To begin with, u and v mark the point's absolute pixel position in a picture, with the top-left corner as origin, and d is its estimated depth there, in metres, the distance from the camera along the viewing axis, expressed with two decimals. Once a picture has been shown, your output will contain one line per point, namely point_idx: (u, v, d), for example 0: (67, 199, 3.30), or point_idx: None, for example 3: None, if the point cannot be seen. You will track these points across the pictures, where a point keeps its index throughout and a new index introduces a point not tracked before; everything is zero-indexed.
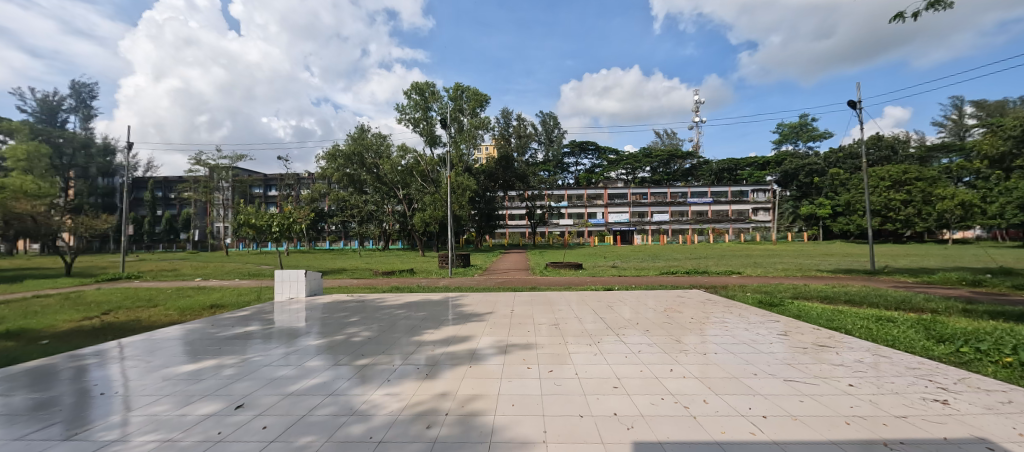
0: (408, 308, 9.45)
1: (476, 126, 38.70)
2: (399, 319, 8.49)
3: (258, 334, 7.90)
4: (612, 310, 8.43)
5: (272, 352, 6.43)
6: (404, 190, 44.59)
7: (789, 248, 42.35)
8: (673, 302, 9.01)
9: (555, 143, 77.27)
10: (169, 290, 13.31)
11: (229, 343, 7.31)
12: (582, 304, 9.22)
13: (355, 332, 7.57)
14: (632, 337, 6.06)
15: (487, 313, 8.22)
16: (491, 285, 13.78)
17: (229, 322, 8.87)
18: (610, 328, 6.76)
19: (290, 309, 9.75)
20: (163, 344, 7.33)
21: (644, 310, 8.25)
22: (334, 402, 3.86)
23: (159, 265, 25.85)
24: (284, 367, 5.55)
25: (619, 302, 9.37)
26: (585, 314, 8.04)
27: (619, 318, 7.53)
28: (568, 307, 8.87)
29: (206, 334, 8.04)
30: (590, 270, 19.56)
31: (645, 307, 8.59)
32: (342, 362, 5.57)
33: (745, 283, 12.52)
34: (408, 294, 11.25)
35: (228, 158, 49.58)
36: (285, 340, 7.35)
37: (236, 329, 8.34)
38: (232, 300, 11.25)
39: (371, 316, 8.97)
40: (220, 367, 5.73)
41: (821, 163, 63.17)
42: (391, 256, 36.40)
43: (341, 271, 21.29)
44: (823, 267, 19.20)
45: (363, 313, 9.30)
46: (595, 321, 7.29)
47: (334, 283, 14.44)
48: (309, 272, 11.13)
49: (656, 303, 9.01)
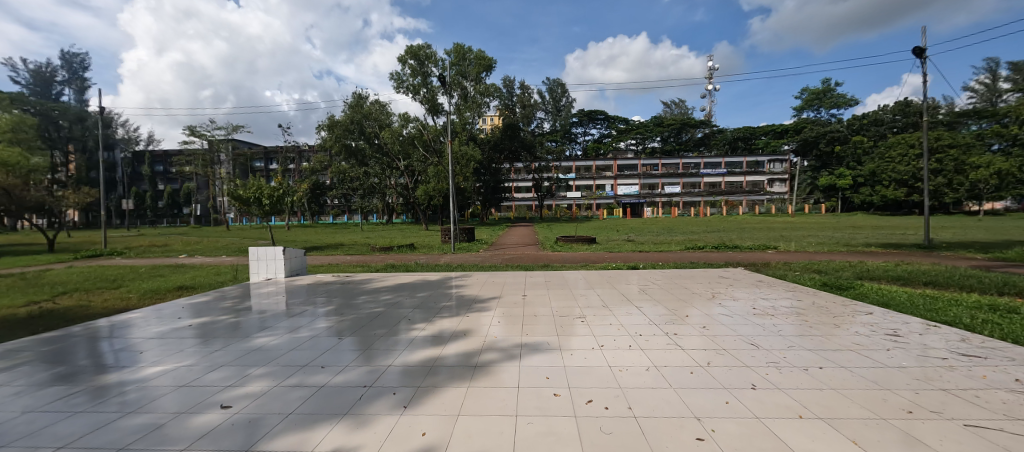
0: (402, 293, 7.93)
1: (481, 93, 36.25)
2: (390, 306, 7.00)
3: (212, 328, 6.17)
4: (645, 293, 6.92)
5: (217, 354, 4.72)
6: (405, 161, 42.66)
7: (810, 220, 40.25)
8: (716, 284, 7.47)
9: (562, 113, 74.03)
10: (143, 268, 12.03)
11: (171, 339, 5.62)
12: (606, 286, 7.69)
13: (331, 323, 6.11)
14: (683, 335, 4.48)
15: (492, 299, 6.70)
16: (498, 262, 12.36)
17: (187, 310, 7.33)
18: (649, 320, 5.16)
19: (265, 294, 8.29)
20: (89, 339, 5.71)
21: (685, 296, 6.69)
22: (299, 425, 2.70)
23: (150, 241, 24.82)
24: (267, 358, 4.49)
25: (649, 284, 7.86)
26: (613, 298, 6.52)
27: (657, 306, 5.93)
28: (591, 290, 7.33)
29: (149, 326, 6.42)
30: (604, 245, 17.94)
31: (685, 291, 7.00)
32: (332, 354, 4.43)
33: (789, 260, 10.88)
34: (403, 275, 9.73)
35: (224, 129, 47.64)
36: (248, 335, 5.67)
37: (195, 317, 6.87)
38: (204, 281, 9.90)
39: (358, 302, 7.46)
40: (133, 377, 4.01)
41: (844, 130, 59.61)
42: (392, 229, 35.27)
43: (338, 246, 20.04)
44: (863, 241, 17.40)
45: (351, 298, 7.84)
46: (630, 310, 5.74)
47: (324, 261, 12.99)
48: (288, 249, 9.65)
49: (698, 286, 7.43)
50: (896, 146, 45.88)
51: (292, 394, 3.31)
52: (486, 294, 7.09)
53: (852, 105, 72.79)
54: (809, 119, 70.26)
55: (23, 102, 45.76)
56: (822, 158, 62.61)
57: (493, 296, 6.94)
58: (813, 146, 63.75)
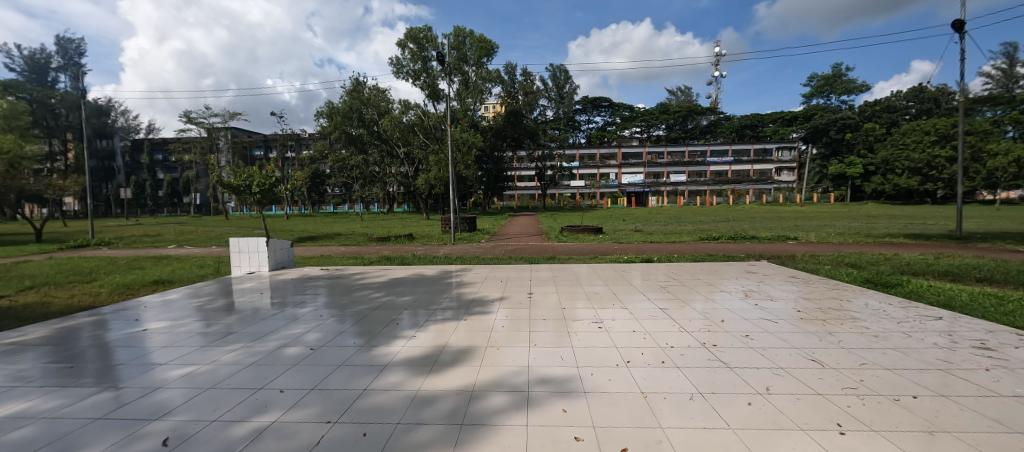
0: (395, 289, 7.12)
1: (483, 78, 34.98)
2: (379, 303, 6.16)
3: (166, 333, 5.15)
4: (669, 291, 6.04)
5: (157, 366, 3.76)
6: (404, 148, 41.57)
7: (821, 209, 39.31)
8: (747, 280, 6.62)
9: (565, 100, 72.32)
10: (122, 261, 11.32)
11: (113, 347, 4.61)
12: (622, 282, 6.82)
13: (310, 322, 5.29)
14: (728, 349, 3.66)
15: (494, 300, 5.83)
16: (501, 254, 11.56)
17: (146, 311, 6.32)
18: (681, 326, 4.32)
19: (244, 290, 7.48)
20: (26, 344, 4.85)
21: (717, 294, 5.79)
22: None
23: (141, 231, 24.15)
24: (222, 366, 3.63)
25: (669, 279, 7.00)
26: (634, 297, 5.67)
27: (686, 307, 5.08)
28: (607, 287, 6.46)
29: (98, 329, 5.46)
30: (612, 236, 17.10)
31: (713, 288, 6.16)
32: (303, 365, 3.58)
33: (817, 253, 10.03)
34: (398, 268, 8.93)
35: (219, 116, 46.54)
36: (204, 341, 4.66)
37: (153, 319, 5.88)
38: (184, 275, 9.17)
39: (345, 299, 6.63)
40: (45, 398, 3.13)
41: (856, 117, 57.92)
42: (393, 219, 34.59)
43: (335, 236, 19.32)
44: (886, 232, 16.47)
45: (337, 295, 7.02)
46: (655, 312, 4.90)
47: (316, 252, 12.24)
48: (273, 240, 8.85)
49: (726, 282, 6.58)
50: (912, 133, 44.36)
51: (232, 432, 2.44)
52: (487, 294, 6.25)
53: (865, 91, 70.65)
54: (819, 106, 68.38)
55: (17, 89, 44.84)
56: (832, 146, 61.02)
57: (496, 296, 6.09)
58: (823, 133, 62.13)
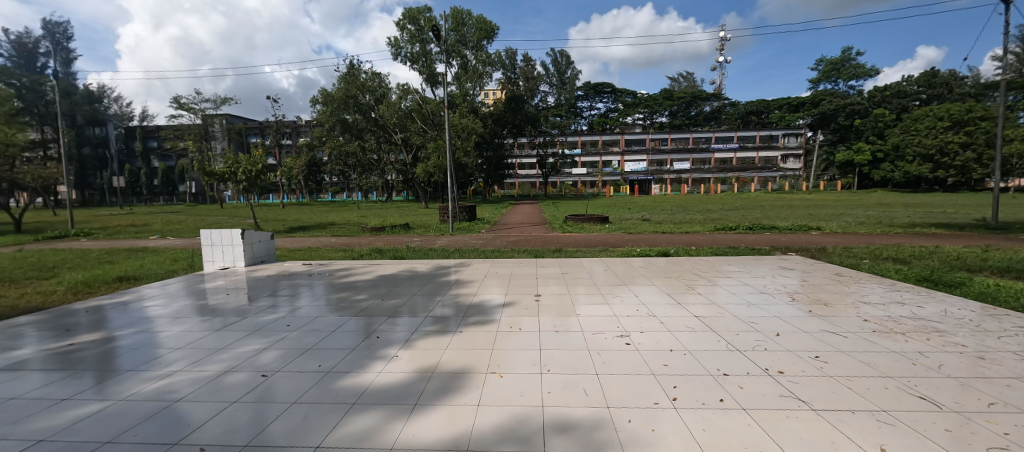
0: (383, 289, 6.25)
1: (483, 62, 33.62)
2: (361, 308, 5.24)
3: (93, 349, 4.11)
4: (701, 293, 5.14)
5: (62, 399, 2.90)
6: (402, 134, 40.30)
7: (829, 198, 38.33)
8: (787, 279, 5.74)
9: (567, 86, 70.45)
10: (93, 254, 10.46)
11: (25, 365, 3.69)
12: (643, 283, 5.91)
13: (278, 330, 4.44)
14: (804, 382, 2.75)
15: (494, 307, 4.90)
16: (502, 246, 10.73)
17: (91, 315, 5.42)
18: (729, 344, 3.43)
19: (212, 290, 6.58)
20: None
21: (760, 297, 4.88)
22: None
23: (128, 221, 23.24)
24: (141, 404, 2.76)
25: (694, 278, 6.11)
26: (661, 302, 4.80)
27: (727, 316, 4.19)
28: (626, 289, 5.55)
29: (24, 338, 4.55)
30: (619, 226, 16.21)
31: (750, 289, 5.27)
32: (247, 402, 2.73)
33: (847, 245, 9.19)
34: (389, 262, 8.06)
35: (211, 102, 45.09)
36: (132, 362, 3.64)
37: (88, 329, 4.82)
38: (154, 270, 8.32)
39: (324, 302, 5.70)
40: None
41: (865, 103, 56.33)
42: (391, 208, 33.76)
43: (328, 226, 18.46)
44: (909, 221, 15.59)
45: (316, 295, 6.12)
46: (692, 323, 4.02)
47: (303, 245, 11.37)
48: (249, 232, 7.97)
49: (764, 281, 5.68)
50: (925, 118, 41.28)
51: None
52: (486, 298, 5.34)
53: (874, 76, 68.78)
54: (827, 91, 66.64)
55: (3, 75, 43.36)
56: (839, 132, 59.44)
57: (497, 301, 5.18)
58: (831, 119, 60.64)
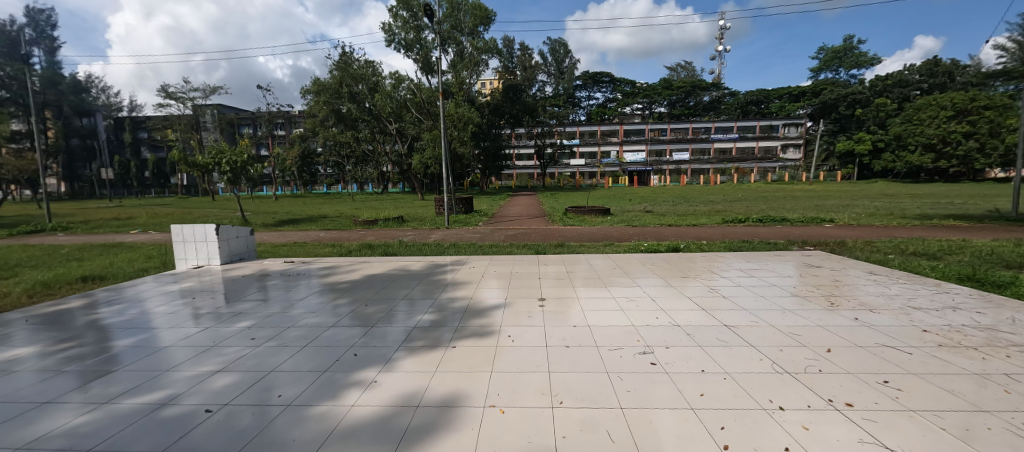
0: (368, 291, 5.57)
1: (479, 49, 32.46)
2: (339, 313, 4.54)
3: (19, 364, 3.42)
4: (726, 296, 4.53)
5: None
6: (396, 124, 39.25)
7: (831, 188, 37.85)
8: (817, 280, 5.14)
9: (566, 75, 69.10)
10: (63, 250, 9.78)
11: None
12: (658, 283, 5.27)
13: (246, 338, 3.81)
14: (894, 421, 2.15)
15: (491, 313, 4.24)
16: (502, 240, 10.14)
17: (34, 321, 4.72)
18: (779, 366, 2.83)
19: (180, 292, 5.89)
20: None
21: (794, 302, 4.29)
22: None
23: (113, 214, 22.49)
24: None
25: (715, 277, 5.46)
26: (683, 307, 4.19)
27: (766, 326, 3.59)
28: (640, 290, 4.93)
29: None
30: (621, 218, 15.62)
31: (781, 291, 4.66)
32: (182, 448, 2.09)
33: (867, 239, 8.67)
34: (378, 260, 7.43)
35: (200, 91, 43.85)
36: (54, 385, 2.94)
37: (24, 340, 4.12)
38: (123, 269, 7.67)
39: (298, 306, 4.96)
40: None
41: (867, 92, 55.59)
42: (386, 200, 33.09)
43: (319, 219, 17.80)
44: (920, 212, 15.15)
45: (293, 298, 5.43)
46: (725, 334, 3.43)
47: (289, 240, 10.70)
48: (226, 228, 7.32)
49: (793, 281, 5.09)
50: (927, 107, 39.09)
51: None
52: (480, 302, 4.64)
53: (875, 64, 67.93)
54: (828, 81, 65.79)
55: None
56: (840, 122, 58.79)
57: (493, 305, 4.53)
58: (832, 109, 59.96)
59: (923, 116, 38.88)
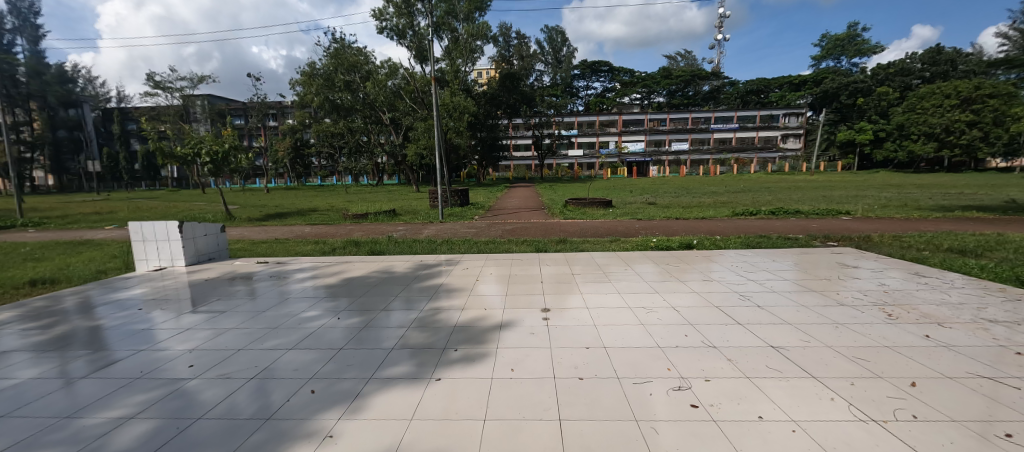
0: (345, 297, 4.84)
1: (474, 35, 31.26)
2: (304, 326, 3.81)
3: None
4: (761, 306, 3.85)
5: None
6: (390, 113, 38.15)
7: (833, 178, 37.32)
8: (862, 285, 4.46)
9: (563, 65, 67.67)
10: (23, 249, 8.99)
11: None
12: (676, 287, 4.57)
13: (182, 363, 3.06)
14: None
15: (485, 329, 3.53)
16: (499, 235, 9.47)
17: None
18: (867, 415, 2.12)
19: (130, 298, 5.13)
20: None
21: (845, 314, 3.60)
22: None
23: (95, 208, 21.64)
24: None
25: (743, 280, 4.75)
26: (713, 320, 3.52)
27: (824, 350, 2.90)
28: (660, 296, 4.22)
29: None
30: (624, 210, 14.94)
31: (826, 300, 3.96)
32: None
33: (892, 234, 8.06)
34: (362, 260, 6.72)
35: (188, 80, 42.59)
36: None
37: None
38: (79, 271, 6.90)
39: (258, 316, 4.19)
40: None
41: (869, 81, 54.74)
42: (381, 192, 32.35)
43: (309, 212, 17.02)
44: (935, 203, 14.52)
45: (258, 307, 4.65)
46: (775, 361, 2.76)
47: (270, 236, 9.94)
48: (192, 224, 6.55)
49: (835, 287, 4.40)
50: (930, 96, 38.56)
51: None
52: (472, 315, 3.93)
53: (877, 53, 66.93)
54: (829, 70, 64.77)
55: None
56: (841, 112, 58.09)
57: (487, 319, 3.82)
58: (833, 98, 59.17)
59: (927, 105, 38.23)
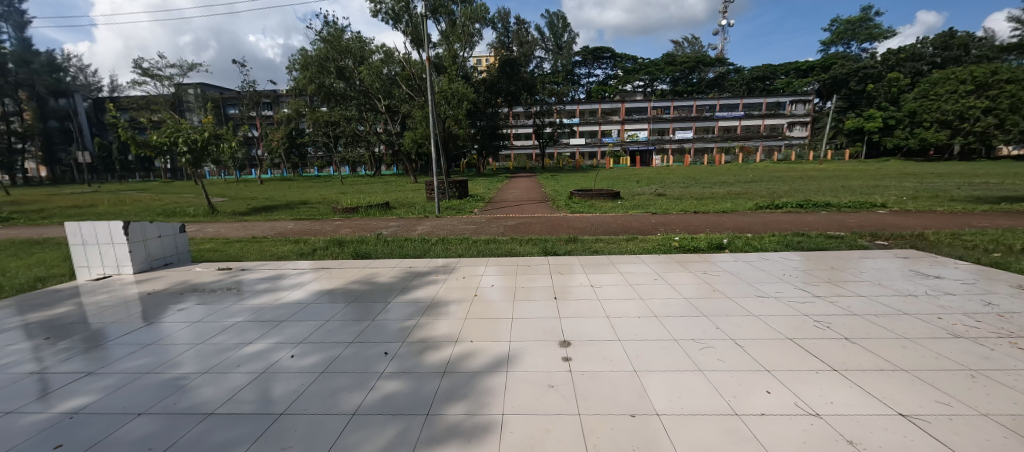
0: (305, 316, 3.79)
1: (472, 19, 29.79)
2: (241, 368, 2.80)
3: None
4: (852, 340, 2.89)
5: None
6: (385, 100, 36.62)
7: (843, 167, 36.21)
8: (964, 305, 3.49)
9: (564, 51, 65.59)
10: None
11: None
12: (729, 307, 3.54)
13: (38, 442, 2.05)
14: None
15: (482, 380, 2.53)
16: (501, 232, 8.52)
17: None
18: None
19: (47, 318, 4.13)
20: None
21: (971, 354, 2.65)
22: None
23: (76, 201, 20.59)
24: None
25: (809, 297, 3.73)
26: (799, 366, 2.54)
27: (998, 432, 1.90)
28: (713, 324, 3.21)
29: None
30: (634, 202, 13.97)
31: (932, 331, 3.00)
32: None
33: (944, 231, 7.14)
34: (343, 267, 5.76)
35: (177, 67, 41.06)
36: None
37: None
38: (14, 278, 5.96)
39: (191, 349, 3.21)
40: None
41: (879, 66, 52.95)
42: (378, 183, 31.29)
43: (299, 205, 16.06)
44: (967, 194, 13.51)
45: (198, 330, 3.66)
46: (921, 447, 1.82)
47: (248, 234, 9.01)
48: (142, 224, 5.60)
49: (931, 308, 3.43)
50: (944, 82, 37.28)
51: None
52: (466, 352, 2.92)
53: (888, 38, 64.87)
54: (839, 55, 62.74)
55: None
56: (851, 98, 56.41)
57: (489, 359, 2.82)
58: (842, 85, 57.48)
59: (941, 90, 36.77)
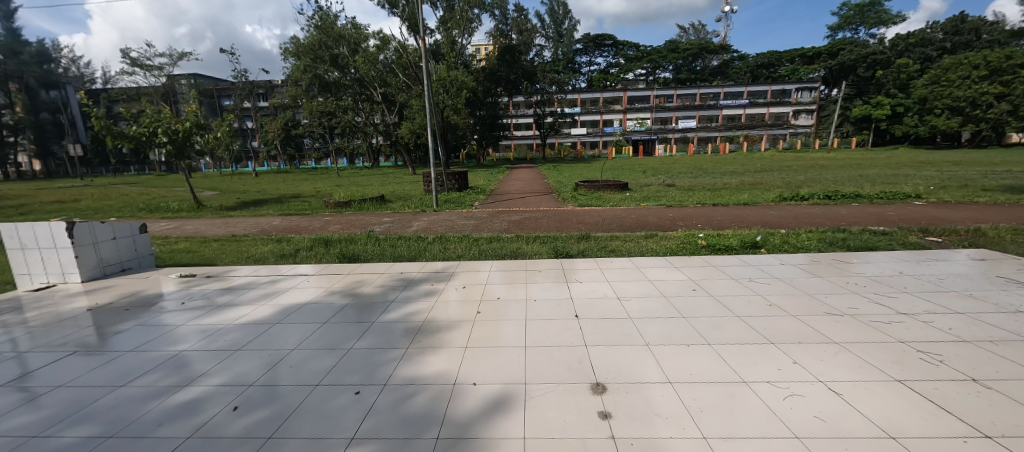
0: (269, 341, 3.06)
1: (471, 3, 28.55)
2: (158, 429, 2.04)
3: None
4: (987, 385, 2.14)
5: None
6: (381, 89, 35.38)
7: (852, 156, 35.27)
8: None
9: (565, 39, 63.89)
10: None
11: None
12: (801, 331, 2.79)
13: None
14: None
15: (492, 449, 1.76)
16: (504, 229, 7.78)
17: None
18: None
19: None
20: None
21: None
22: None
23: (57, 196, 19.68)
24: None
25: (894, 317, 2.98)
26: (934, 430, 1.82)
27: None
28: (789, 357, 2.47)
29: None
30: (644, 194, 13.19)
31: None
32: None
33: (998, 224, 6.40)
34: (326, 273, 5.01)
35: (167, 57, 39.81)
36: None
37: None
38: None
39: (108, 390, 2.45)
40: None
41: (888, 52, 51.53)
42: (374, 175, 30.36)
43: (290, 199, 15.23)
44: (997, 183, 12.71)
45: (131, 358, 2.91)
46: None
47: (227, 232, 8.25)
48: (91, 225, 4.85)
49: None
50: (957, 67, 36.08)
51: None
52: (468, 401, 2.14)
53: (896, 23, 63.17)
54: (845, 41, 61.19)
55: None
56: (859, 85, 54.98)
57: (497, 411, 2.04)
58: (849, 71, 56.01)
59: (952, 76, 35.74)
